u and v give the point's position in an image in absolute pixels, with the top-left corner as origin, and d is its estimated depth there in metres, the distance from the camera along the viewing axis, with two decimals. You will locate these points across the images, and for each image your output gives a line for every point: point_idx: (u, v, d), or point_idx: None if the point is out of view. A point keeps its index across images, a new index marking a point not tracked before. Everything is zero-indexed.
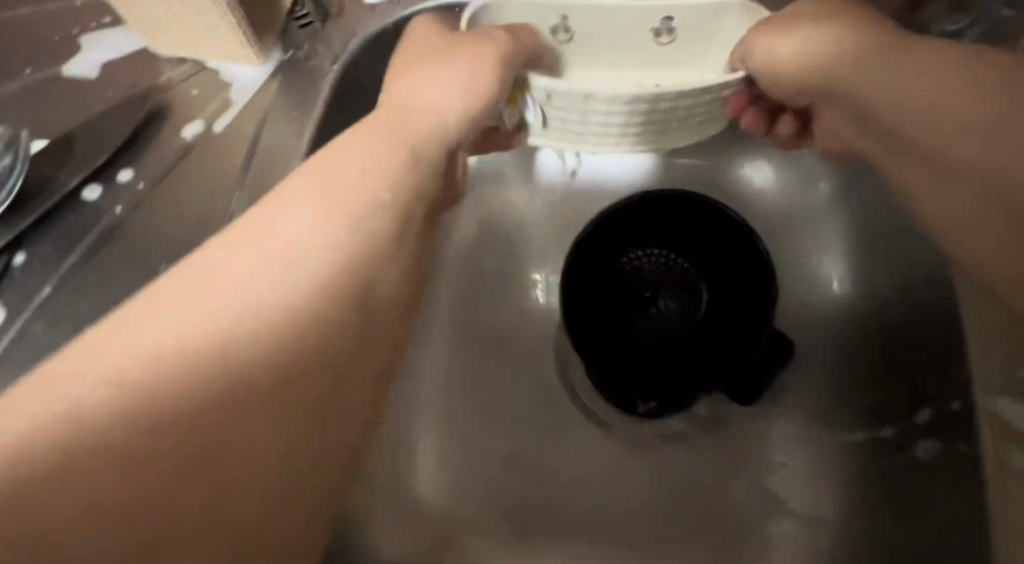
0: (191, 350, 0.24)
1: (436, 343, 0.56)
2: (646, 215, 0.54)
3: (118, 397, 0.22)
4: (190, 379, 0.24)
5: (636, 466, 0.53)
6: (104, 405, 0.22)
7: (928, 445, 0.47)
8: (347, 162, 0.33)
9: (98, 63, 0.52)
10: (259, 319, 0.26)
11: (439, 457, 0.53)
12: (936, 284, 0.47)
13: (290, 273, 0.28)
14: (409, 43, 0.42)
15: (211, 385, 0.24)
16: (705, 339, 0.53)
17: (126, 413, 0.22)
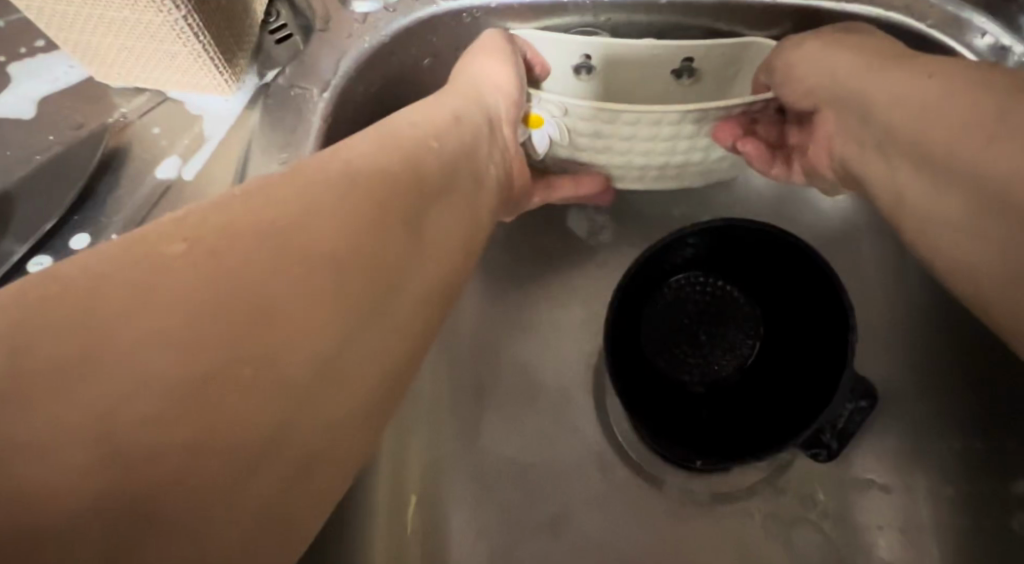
0: (236, 412, 0.19)
1: (462, 394, 0.52)
2: (678, 248, 0.47)
3: (142, 445, 0.17)
4: (225, 451, 0.19)
5: (694, 524, 0.49)
6: (125, 459, 0.17)
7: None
8: (380, 262, 0.26)
9: (34, 98, 0.43)
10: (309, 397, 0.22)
11: (470, 526, 0.50)
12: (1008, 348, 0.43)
13: (334, 345, 0.23)
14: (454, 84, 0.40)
15: (246, 464, 0.19)
16: (754, 375, 0.49)
17: (150, 466, 0.17)
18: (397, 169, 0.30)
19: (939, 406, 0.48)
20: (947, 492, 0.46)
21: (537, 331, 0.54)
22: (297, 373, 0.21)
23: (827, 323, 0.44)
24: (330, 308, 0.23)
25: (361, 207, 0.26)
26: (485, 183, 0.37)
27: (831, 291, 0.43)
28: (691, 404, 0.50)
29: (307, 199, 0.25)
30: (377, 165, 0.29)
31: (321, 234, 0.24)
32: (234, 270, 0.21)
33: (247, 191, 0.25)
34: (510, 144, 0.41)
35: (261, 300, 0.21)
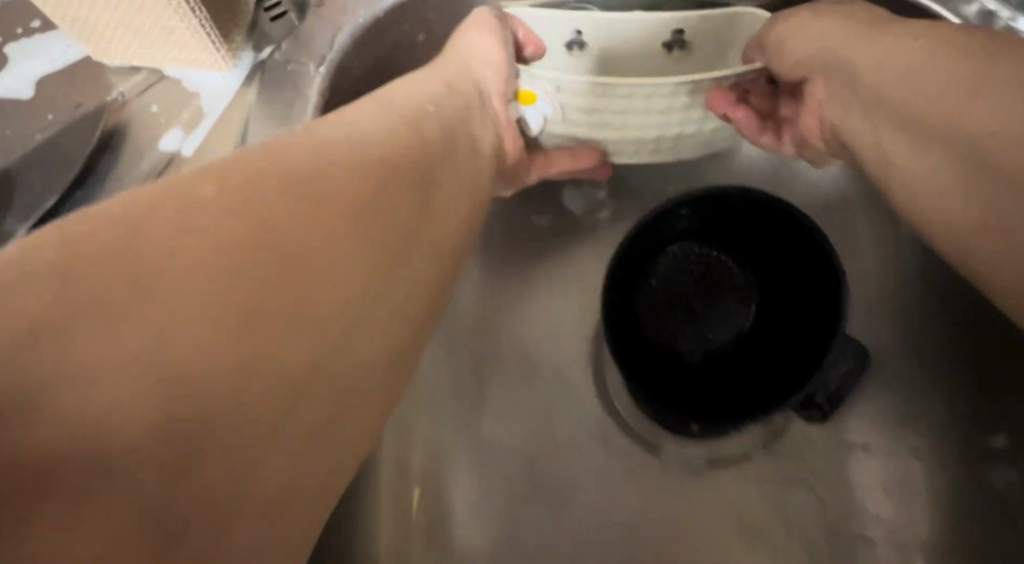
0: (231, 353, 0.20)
1: (462, 369, 0.53)
2: (673, 219, 0.48)
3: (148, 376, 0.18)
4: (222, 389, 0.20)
5: (692, 491, 0.50)
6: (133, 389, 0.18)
7: (1003, 475, 0.45)
8: (376, 219, 0.27)
9: (31, 78, 0.43)
10: (306, 342, 0.23)
11: (472, 496, 0.51)
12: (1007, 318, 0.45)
13: (334, 295, 0.24)
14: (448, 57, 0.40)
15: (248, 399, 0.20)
16: (748, 344, 0.50)
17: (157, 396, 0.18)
18: (399, 137, 0.30)
19: (931, 368, 0.49)
20: (938, 452, 0.48)
21: (535, 306, 0.54)
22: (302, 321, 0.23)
23: (819, 290, 0.45)
24: (328, 264, 0.24)
25: (361, 169, 0.27)
26: (480, 153, 0.38)
27: (823, 256, 0.44)
28: (687, 373, 0.50)
29: (308, 158, 0.26)
30: (380, 133, 0.29)
31: (323, 194, 0.25)
32: (242, 224, 0.22)
33: (249, 152, 0.26)
34: (502, 117, 0.42)
35: (264, 253, 0.22)
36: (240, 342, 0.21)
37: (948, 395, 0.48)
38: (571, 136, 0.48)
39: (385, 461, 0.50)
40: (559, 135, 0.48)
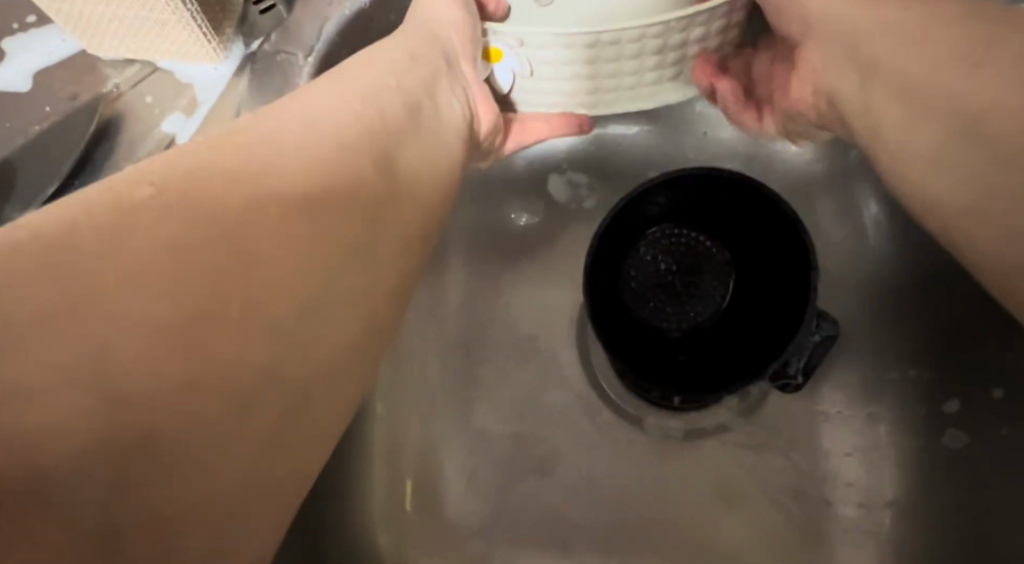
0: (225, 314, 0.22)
1: (450, 347, 0.55)
2: (655, 199, 0.50)
3: (152, 336, 0.20)
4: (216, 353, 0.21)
5: (675, 463, 0.52)
6: (142, 351, 0.20)
7: (956, 436, 0.48)
8: (356, 195, 0.29)
9: (29, 71, 0.44)
10: (292, 302, 0.25)
11: (465, 472, 0.52)
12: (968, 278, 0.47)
13: (320, 260, 0.26)
14: (412, 27, 0.42)
15: (238, 359, 0.22)
16: (721, 313, 0.52)
17: (165, 349, 0.20)
18: (363, 119, 0.32)
19: (899, 337, 0.51)
20: (907, 417, 0.50)
21: (520, 289, 0.56)
22: (292, 282, 0.25)
23: (791, 264, 0.47)
24: (307, 228, 0.26)
25: (332, 148, 0.29)
26: (448, 121, 0.39)
27: (793, 230, 0.46)
28: (669, 347, 0.52)
29: (276, 140, 0.28)
30: (345, 115, 0.32)
31: (291, 168, 0.27)
32: (217, 199, 0.24)
33: (214, 140, 0.28)
34: (471, 81, 0.44)
35: (248, 223, 0.24)
36: (231, 303, 0.22)
37: (915, 362, 0.50)
38: (545, 89, 0.48)
39: (377, 443, 0.52)
40: (534, 88, 0.48)
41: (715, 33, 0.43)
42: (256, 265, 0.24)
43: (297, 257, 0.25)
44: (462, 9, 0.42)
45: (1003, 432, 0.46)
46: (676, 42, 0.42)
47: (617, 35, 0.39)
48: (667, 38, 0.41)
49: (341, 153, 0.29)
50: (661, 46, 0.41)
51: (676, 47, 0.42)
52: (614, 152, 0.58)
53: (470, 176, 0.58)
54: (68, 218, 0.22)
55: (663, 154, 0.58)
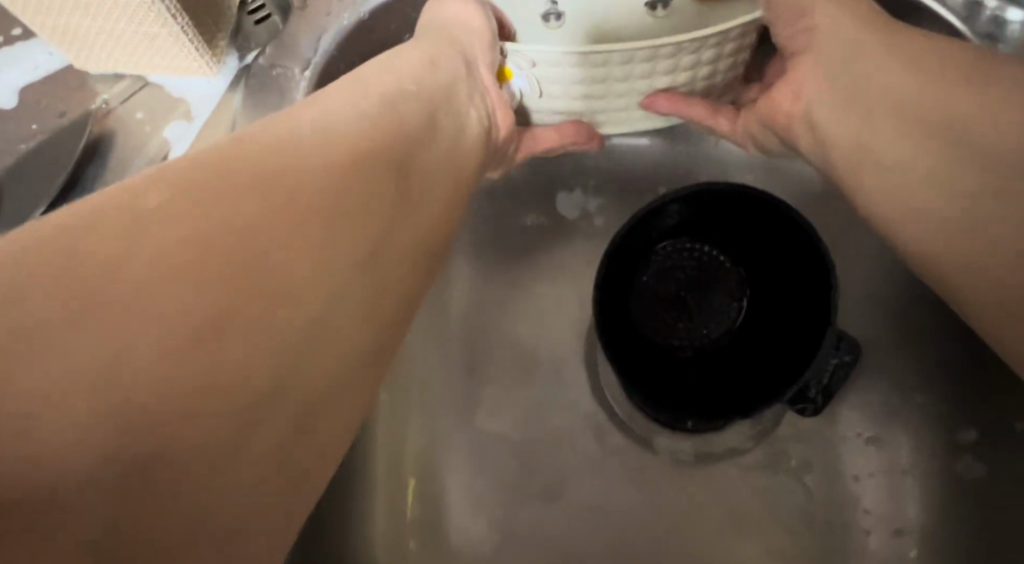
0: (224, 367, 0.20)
1: (457, 363, 0.53)
2: (668, 212, 0.48)
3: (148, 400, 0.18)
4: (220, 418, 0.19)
5: (687, 485, 0.50)
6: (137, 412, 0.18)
7: (971, 464, 0.46)
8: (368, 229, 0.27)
9: (16, 87, 0.43)
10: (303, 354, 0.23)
11: (472, 493, 0.51)
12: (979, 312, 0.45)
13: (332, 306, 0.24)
14: (428, 34, 0.40)
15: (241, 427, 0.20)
16: (739, 330, 0.51)
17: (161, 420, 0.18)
18: (376, 130, 0.29)
19: (922, 356, 0.50)
20: (925, 436, 0.49)
21: (527, 305, 0.55)
22: (296, 325, 0.22)
23: (809, 282, 0.46)
24: (311, 264, 0.23)
25: (342, 166, 0.27)
26: (465, 134, 0.37)
27: (812, 249, 0.44)
28: (682, 363, 0.51)
29: (277, 151, 0.25)
30: (356, 124, 0.29)
31: (307, 192, 0.24)
32: (216, 227, 0.22)
33: (214, 156, 0.24)
34: (491, 88, 0.42)
35: (245, 256, 0.22)
36: None
37: (935, 382, 0.49)
38: (553, 106, 0.48)
39: (379, 460, 0.49)
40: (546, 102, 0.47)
41: (726, 55, 0.43)
42: (259, 308, 0.21)
43: (303, 296, 0.23)
44: (483, 18, 0.40)
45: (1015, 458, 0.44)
46: (689, 61, 0.42)
47: (629, 54, 0.39)
48: (680, 57, 0.41)
49: (357, 173, 0.27)
50: (672, 66, 0.42)
51: (688, 66, 0.42)
52: (626, 163, 0.56)
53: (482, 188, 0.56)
54: (41, 247, 0.19)
55: (674, 167, 0.56)
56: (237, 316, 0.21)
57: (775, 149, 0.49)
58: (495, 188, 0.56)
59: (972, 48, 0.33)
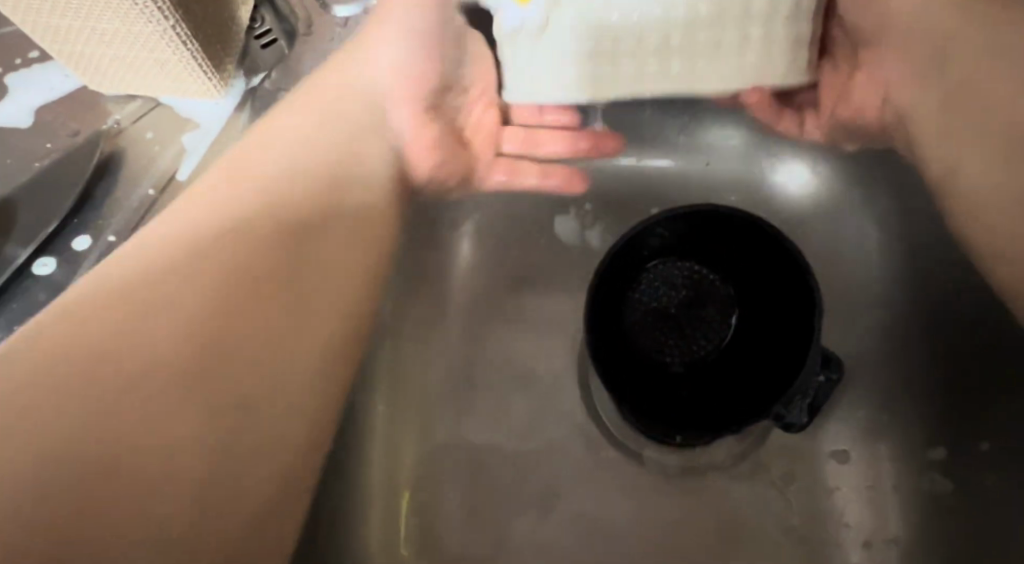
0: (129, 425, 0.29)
1: (454, 376, 0.55)
2: (659, 230, 0.49)
3: None
4: None
5: (677, 500, 0.51)
6: None
7: (941, 480, 0.48)
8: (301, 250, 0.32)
9: (32, 106, 0.45)
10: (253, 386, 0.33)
11: (465, 503, 0.52)
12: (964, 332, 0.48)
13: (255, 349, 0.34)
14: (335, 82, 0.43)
15: None
16: (728, 349, 0.52)
17: None
18: (255, 193, 0.37)
19: (908, 373, 0.51)
20: (909, 451, 0.50)
21: (522, 317, 0.56)
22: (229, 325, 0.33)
23: (794, 300, 0.47)
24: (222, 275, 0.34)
25: (272, 216, 0.37)
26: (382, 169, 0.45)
27: (796, 268, 0.45)
28: (674, 380, 0.52)
29: (229, 203, 0.36)
30: (247, 191, 0.37)
31: (188, 255, 0.34)
32: (192, 273, 0.33)
33: (164, 235, 0.35)
34: (402, 125, 0.46)
35: (173, 277, 0.33)
36: None
37: (921, 401, 0.50)
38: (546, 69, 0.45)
39: (375, 467, 0.52)
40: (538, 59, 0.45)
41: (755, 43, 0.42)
42: (191, 312, 0.32)
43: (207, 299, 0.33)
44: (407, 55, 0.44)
45: (989, 479, 0.46)
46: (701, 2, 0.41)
47: None
48: None
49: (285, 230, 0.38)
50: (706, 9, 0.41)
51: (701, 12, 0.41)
52: (626, 170, 0.58)
53: (478, 206, 0.58)
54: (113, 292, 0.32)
55: (674, 176, 0.58)
56: (175, 317, 0.32)
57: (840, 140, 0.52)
58: (490, 207, 0.58)
59: None
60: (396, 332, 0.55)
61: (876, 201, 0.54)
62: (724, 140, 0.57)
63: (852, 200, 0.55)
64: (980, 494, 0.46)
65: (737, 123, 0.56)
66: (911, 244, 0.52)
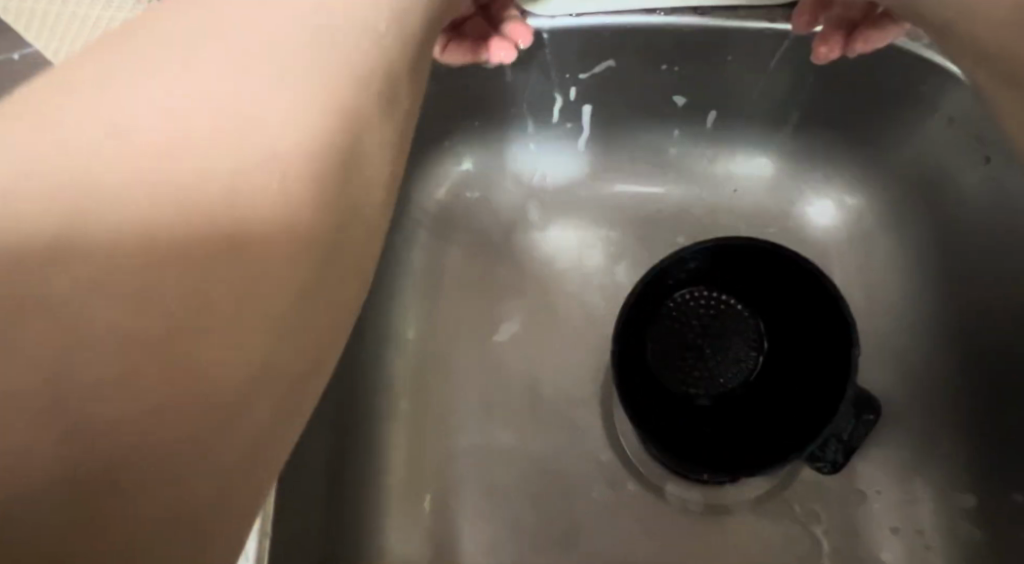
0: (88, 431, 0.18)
1: (472, 405, 0.53)
2: (693, 257, 0.48)
3: None
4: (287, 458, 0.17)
5: (703, 539, 0.50)
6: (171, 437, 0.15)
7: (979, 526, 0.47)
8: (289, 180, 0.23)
9: None
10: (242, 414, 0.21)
11: (481, 537, 0.50)
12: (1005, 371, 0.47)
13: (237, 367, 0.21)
14: None
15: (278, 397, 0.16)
16: (758, 384, 0.50)
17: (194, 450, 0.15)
18: (312, 86, 0.26)
19: (944, 413, 0.50)
20: (947, 494, 0.48)
21: (544, 344, 0.55)
22: (273, 257, 0.23)
23: (831, 335, 0.46)
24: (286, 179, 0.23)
25: None
26: None
27: (831, 301, 0.45)
28: (701, 416, 0.50)
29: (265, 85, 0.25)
30: (306, 82, 0.26)
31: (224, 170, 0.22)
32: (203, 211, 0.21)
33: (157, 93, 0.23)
34: None
35: (208, 167, 0.22)
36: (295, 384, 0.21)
37: (956, 443, 0.49)
38: None
39: (391, 495, 0.51)
40: None
41: None
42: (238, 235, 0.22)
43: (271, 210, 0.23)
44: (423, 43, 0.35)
45: None
46: None
47: None
48: None
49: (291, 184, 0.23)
50: None
51: None
52: (647, 198, 0.57)
53: (502, 230, 0.58)
54: (110, 180, 0.20)
55: (697, 204, 0.57)
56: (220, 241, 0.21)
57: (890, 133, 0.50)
58: (510, 232, 0.58)
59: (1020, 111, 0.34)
60: (421, 357, 0.54)
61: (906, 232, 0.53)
62: (751, 168, 0.56)
63: (886, 232, 0.54)
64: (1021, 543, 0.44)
65: (766, 151, 0.56)
66: (943, 278, 0.50)
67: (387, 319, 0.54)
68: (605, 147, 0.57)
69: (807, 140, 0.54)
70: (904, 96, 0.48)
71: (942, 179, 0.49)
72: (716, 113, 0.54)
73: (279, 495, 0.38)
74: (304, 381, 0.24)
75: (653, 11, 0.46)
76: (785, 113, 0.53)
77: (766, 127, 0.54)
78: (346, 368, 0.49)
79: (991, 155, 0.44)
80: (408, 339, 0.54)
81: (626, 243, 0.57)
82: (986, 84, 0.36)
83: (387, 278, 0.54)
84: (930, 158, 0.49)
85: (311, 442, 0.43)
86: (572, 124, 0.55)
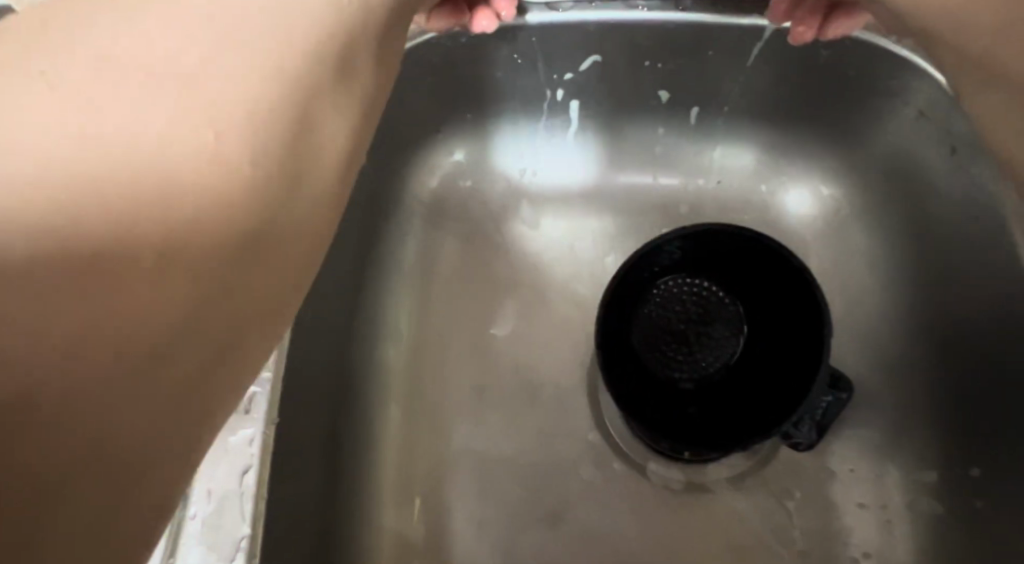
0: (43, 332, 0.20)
1: (461, 387, 0.56)
2: (677, 244, 0.50)
3: None
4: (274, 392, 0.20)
5: (685, 515, 0.52)
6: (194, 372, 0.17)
7: (948, 502, 0.49)
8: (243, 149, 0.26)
9: None
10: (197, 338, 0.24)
11: (473, 512, 0.52)
12: (968, 351, 0.49)
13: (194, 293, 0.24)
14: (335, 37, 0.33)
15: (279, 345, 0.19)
16: (739, 369, 0.52)
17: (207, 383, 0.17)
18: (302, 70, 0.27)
19: (916, 395, 0.52)
20: (918, 472, 0.50)
21: (532, 329, 0.57)
22: (229, 201, 0.25)
23: (806, 318, 0.48)
24: (233, 137, 0.26)
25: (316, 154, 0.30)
26: None
27: (805, 285, 0.47)
28: (685, 398, 0.52)
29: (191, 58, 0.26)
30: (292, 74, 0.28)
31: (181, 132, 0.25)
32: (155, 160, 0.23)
33: (80, 70, 0.24)
34: None
35: (176, 137, 0.24)
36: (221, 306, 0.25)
37: (927, 424, 0.51)
38: None
39: (386, 471, 0.53)
40: None
41: None
42: (179, 174, 0.24)
43: (210, 165, 0.25)
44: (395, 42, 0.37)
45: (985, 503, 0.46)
46: None
47: None
48: None
49: (246, 144, 0.26)
50: None
51: None
52: (630, 190, 0.59)
53: (493, 220, 0.60)
54: (93, 148, 0.23)
55: (679, 195, 0.59)
56: (149, 201, 0.23)
57: (870, 126, 0.52)
58: (500, 222, 0.60)
59: (1000, 94, 0.35)
60: (414, 341, 0.56)
61: (880, 221, 0.55)
62: (735, 160, 0.58)
63: (862, 222, 0.56)
64: (986, 516, 0.46)
65: (747, 145, 0.58)
66: (914, 265, 0.52)
67: (383, 305, 0.56)
68: (593, 140, 0.59)
69: (786, 135, 0.57)
70: (878, 90, 0.50)
71: (915, 170, 0.51)
72: (698, 109, 0.56)
73: (277, 467, 0.40)
74: (247, 320, 0.27)
75: (636, 7, 0.48)
76: (767, 109, 0.55)
77: (748, 120, 0.56)
78: (341, 350, 0.51)
79: (958, 147, 0.47)
80: (402, 323, 0.57)
81: (611, 232, 0.59)
82: (965, 73, 0.38)
83: (383, 265, 0.56)
84: (904, 151, 0.51)
85: (308, 419, 0.45)
86: (560, 118, 0.57)
